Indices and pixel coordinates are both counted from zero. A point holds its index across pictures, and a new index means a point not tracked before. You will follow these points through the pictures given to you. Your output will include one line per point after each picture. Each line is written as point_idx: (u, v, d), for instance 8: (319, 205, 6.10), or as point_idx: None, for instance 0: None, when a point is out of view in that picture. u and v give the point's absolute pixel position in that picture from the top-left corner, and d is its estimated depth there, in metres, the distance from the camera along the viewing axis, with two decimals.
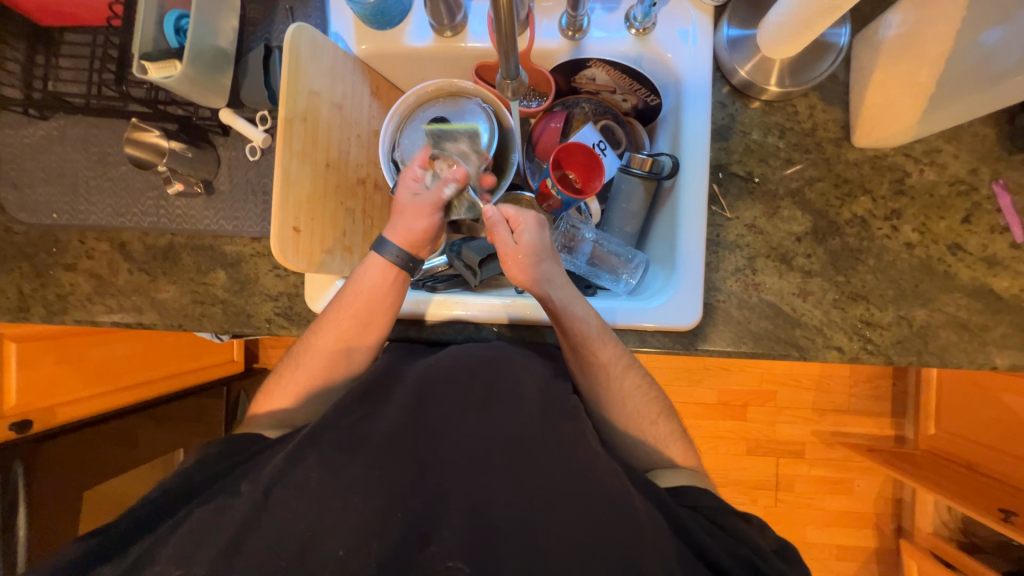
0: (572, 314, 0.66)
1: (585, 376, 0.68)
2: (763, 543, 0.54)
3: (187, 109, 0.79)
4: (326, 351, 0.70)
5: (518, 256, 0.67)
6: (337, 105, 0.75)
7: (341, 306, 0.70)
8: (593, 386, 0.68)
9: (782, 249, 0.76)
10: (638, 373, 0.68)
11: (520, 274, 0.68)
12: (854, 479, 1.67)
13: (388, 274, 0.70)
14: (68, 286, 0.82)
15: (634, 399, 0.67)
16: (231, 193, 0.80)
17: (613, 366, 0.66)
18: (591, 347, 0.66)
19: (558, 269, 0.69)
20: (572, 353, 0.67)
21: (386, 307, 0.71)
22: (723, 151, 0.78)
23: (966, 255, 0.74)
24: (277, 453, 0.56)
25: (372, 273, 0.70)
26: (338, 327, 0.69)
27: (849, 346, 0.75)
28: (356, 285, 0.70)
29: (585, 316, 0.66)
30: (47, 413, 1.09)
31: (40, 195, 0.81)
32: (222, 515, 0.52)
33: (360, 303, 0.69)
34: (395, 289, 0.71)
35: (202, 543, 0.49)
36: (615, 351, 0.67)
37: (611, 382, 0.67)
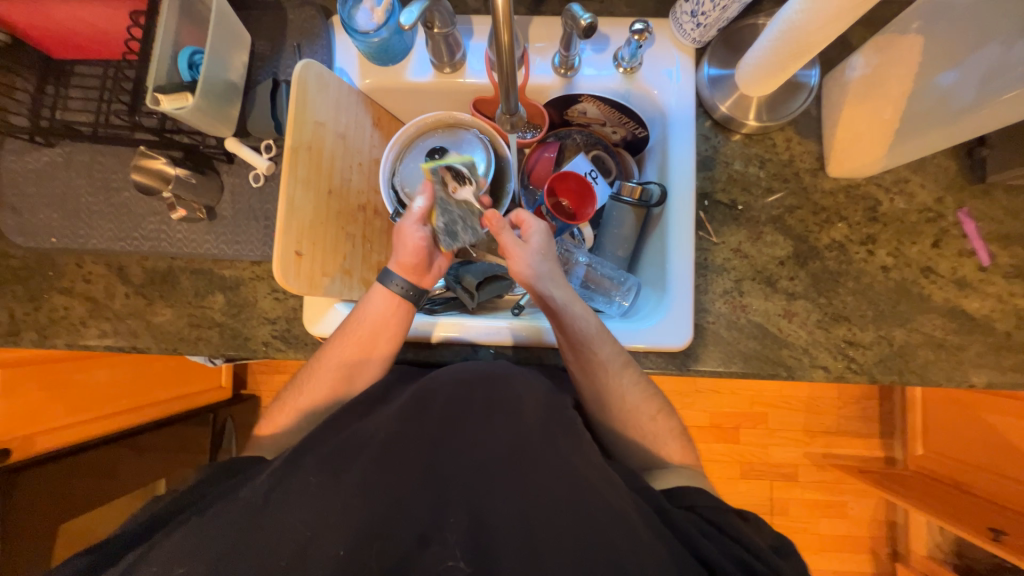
0: (569, 309, 0.69)
1: (583, 374, 0.69)
2: (758, 540, 0.54)
3: (193, 138, 0.81)
4: (332, 377, 0.70)
5: (522, 252, 0.71)
6: (341, 135, 0.78)
7: (346, 333, 0.70)
8: (593, 389, 0.69)
9: (767, 272, 0.80)
10: (634, 371, 0.69)
11: (521, 267, 0.71)
12: (848, 502, 1.67)
13: (394, 304, 0.72)
14: (62, 310, 0.82)
15: (633, 394, 0.68)
16: (233, 218, 0.81)
17: (611, 363, 0.68)
18: (590, 344, 0.68)
19: (558, 272, 0.72)
20: (570, 349, 0.69)
21: (390, 333, 0.71)
22: (708, 179, 0.83)
23: (938, 277, 0.78)
24: (271, 468, 0.55)
25: (377, 304, 0.71)
26: (341, 353, 0.70)
27: (833, 365, 0.78)
28: (362, 312, 0.71)
29: (584, 314, 0.69)
30: (28, 442, 1.07)
31: (40, 219, 0.82)
32: (207, 530, 0.50)
33: (364, 330, 0.70)
34: (399, 318, 0.72)
35: (193, 558, 0.48)
36: (613, 349, 0.69)
37: (609, 379, 0.68)
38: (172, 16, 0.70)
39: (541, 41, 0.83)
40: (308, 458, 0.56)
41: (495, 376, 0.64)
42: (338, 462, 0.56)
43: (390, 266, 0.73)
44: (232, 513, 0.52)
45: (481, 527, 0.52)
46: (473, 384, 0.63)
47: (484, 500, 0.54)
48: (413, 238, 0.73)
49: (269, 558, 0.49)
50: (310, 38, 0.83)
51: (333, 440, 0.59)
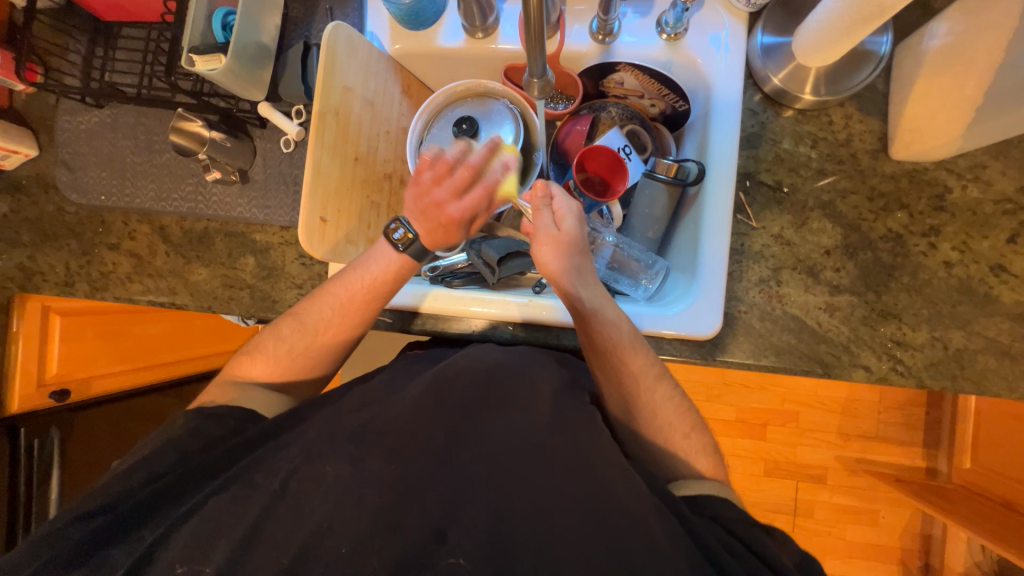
0: (603, 314, 0.66)
1: (613, 385, 0.66)
2: (782, 556, 0.51)
3: (229, 102, 0.82)
4: (320, 321, 0.71)
5: (552, 243, 0.67)
6: (369, 102, 0.78)
7: (345, 282, 0.72)
8: (623, 401, 0.66)
9: (810, 262, 0.74)
10: (668, 386, 0.67)
11: (551, 262, 0.67)
12: (880, 510, 1.59)
13: (396, 266, 0.72)
14: (110, 265, 0.87)
15: (665, 411, 0.65)
16: (264, 182, 0.83)
17: (643, 375, 0.65)
18: (622, 354, 0.65)
19: (590, 270, 0.69)
20: (600, 359, 0.66)
21: (384, 290, 0.72)
22: (752, 159, 0.77)
23: (1010, 276, 0.70)
24: (291, 439, 0.58)
25: (377, 256, 0.72)
26: (338, 308, 0.71)
27: (877, 366, 0.72)
28: (364, 262, 0.72)
29: (616, 320, 0.67)
30: (84, 385, 1.16)
31: (91, 178, 0.86)
32: (236, 506, 0.53)
33: (364, 290, 0.71)
34: (396, 279, 0.72)
35: (230, 524, 0.52)
36: (647, 360, 0.67)
37: (641, 392, 0.65)
38: None
39: (581, 3, 0.78)
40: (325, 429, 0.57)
41: (515, 368, 0.63)
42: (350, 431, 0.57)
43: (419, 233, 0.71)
44: (256, 473, 0.55)
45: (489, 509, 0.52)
46: (492, 375, 0.62)
47: (489, 479, 0.54)
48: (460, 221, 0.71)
49: (295, 542, 0.51)
50: (342, 1, 0.82)
51: (352, 415, 0.60)
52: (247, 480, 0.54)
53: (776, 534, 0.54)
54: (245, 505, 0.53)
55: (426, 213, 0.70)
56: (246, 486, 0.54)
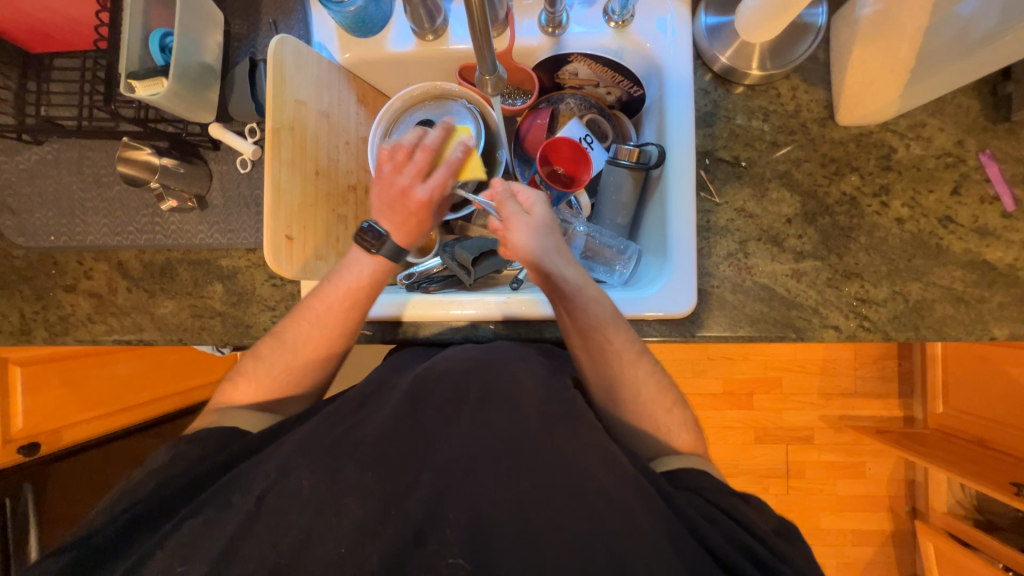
0: (582, 293, 0.66)
1: (597, 362, 0.67)
2: (759, 522, 0.53)
3: (177, 126, 0.80)
4: (303, 338, 0.69)
5: (525, 228, 0.66)
6: (324, 114, 0.76)
7: (322, 294, 0.69)
8: (607, 380, 0.66)
9: (774, 231, 0.77)
10: (649, 360, 0.67)
11: (525, 246, 0.66)
12: (865, 462, 1.66)
13: (373, 266, 0.70)
14: (68, 307, 0.83)
15: (648, 387, 0.66)
16: (224, 205, 0.81)
17: (625, 352, 0.66)
18: (602, 331, 0.66)
19: (565, 252, 0.69)
20: (583, 339, 0.67)
21: (365, 296, 0.70)
22: (709, 137, 0.79)
23: (957, 227, 0.74)
24: (267, 459, 0.55)
25: (353, 261, 0.69)
26: (318, 318, 0.68)
27: (846, 324, 0.75)
28: (339, 271, 0.70)
29: (596, 299, 0.67)
30: (55, 434, 1.11)
31: (37, 219, 0.82)
32: (212, 527, 0.51)
33: (342, 296, 0.69)
34: (374, 282, 0.70)
35: (206, 544, 0.50)
36: (627, 337, 0.67)
37: (623, 368, 0.66)
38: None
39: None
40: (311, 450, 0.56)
41: (494, 364, 0.63)
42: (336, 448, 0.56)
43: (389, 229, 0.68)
44: (232, 492, 0.53)
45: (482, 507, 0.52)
46: (471, 372, 0.62)
47: (479, 477, 0.54)
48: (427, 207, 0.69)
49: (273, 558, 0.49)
50: (285, 13, 0.81)
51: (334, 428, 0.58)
52: (225, 515, 0.52)
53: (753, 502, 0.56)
54: (223, 522, 0.51)
55: (392, 206, 0.67)
56: (225, 512, 0.51)
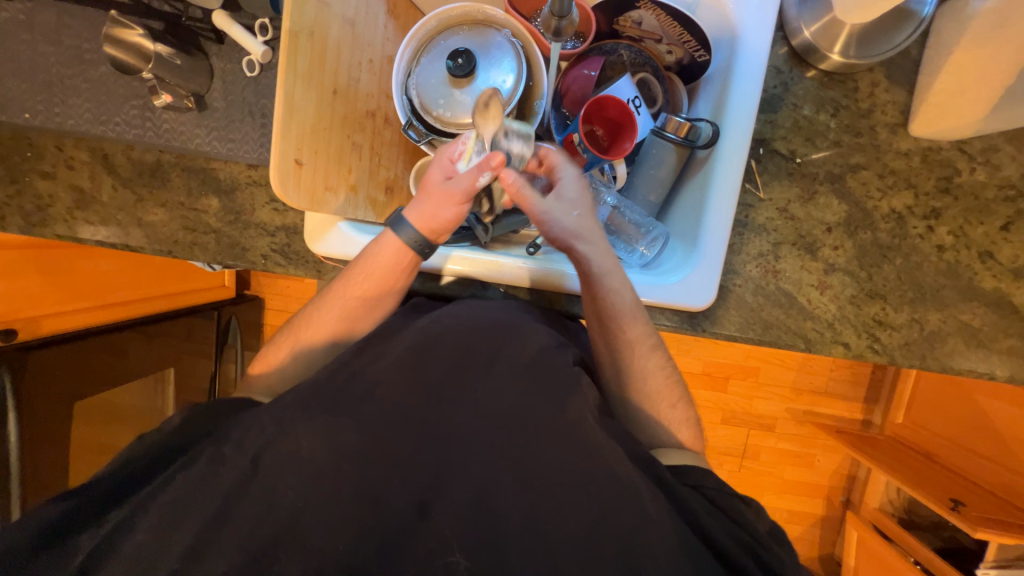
0: (603, 279, 0.63)
1: (607, 349, 0.65)
2: (757, 522, 0.51)
3: (175, 6, 0.70)
4: (330, 324, 0.65)
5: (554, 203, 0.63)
6: (349, 22, 0.66)
7: (350, 283, 0.65)
8: (615, 365, 0.65)
9: (810, 238, 0.73)
10: (663, 356, 0.65)
11: (550, 225, 0.63)
12: (816, 455, 1.76)
13: (404, 254, 0.64)
14: (46, 198, 0.76)
15: (655, 377, 0.64)
16: (226, 111, 0.72)
17: (639, 343, 0.64)
18: (618, 320, 0.63)
19: (592, 232, 0.64)
20: (598, 323, 0.65)
21: (397, 285, 0.66)
22: (769, 124, 0.72)
23: (995, 264, 0.72)
24: (267, 408, 0.54)
25: (385, 254, 0.64)
26: (345, 305, 0.65)
27: (856, 343, 0.74)
28: (367, 263, 0.65)
29: (618, 287, 0.63)
30: (32, 323, 1.04)
31: (10, 91, 0.72)
32: (207, 472, 0.50)
33: (370, 283, 0.64)
34: (407, 270, 0.66)
35: (201, 496, 0.49)
36: (643, 329, 0.64)
37: (635, 359, 0.64)
38: None
39: None
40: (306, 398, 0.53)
41: (506, 332, 0.60)
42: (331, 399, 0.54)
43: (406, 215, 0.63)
44: (224, 445, 0.51)
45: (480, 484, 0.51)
46: (482, 334, 0.59)
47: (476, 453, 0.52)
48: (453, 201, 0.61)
49: (266, 507, 0.49)
50: None
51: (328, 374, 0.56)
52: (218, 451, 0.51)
53: (751, 502, 0.54)
54: (213, 482, 0.50)
55: (428, 195, 0.62)
56: (219, 464, 0.50)
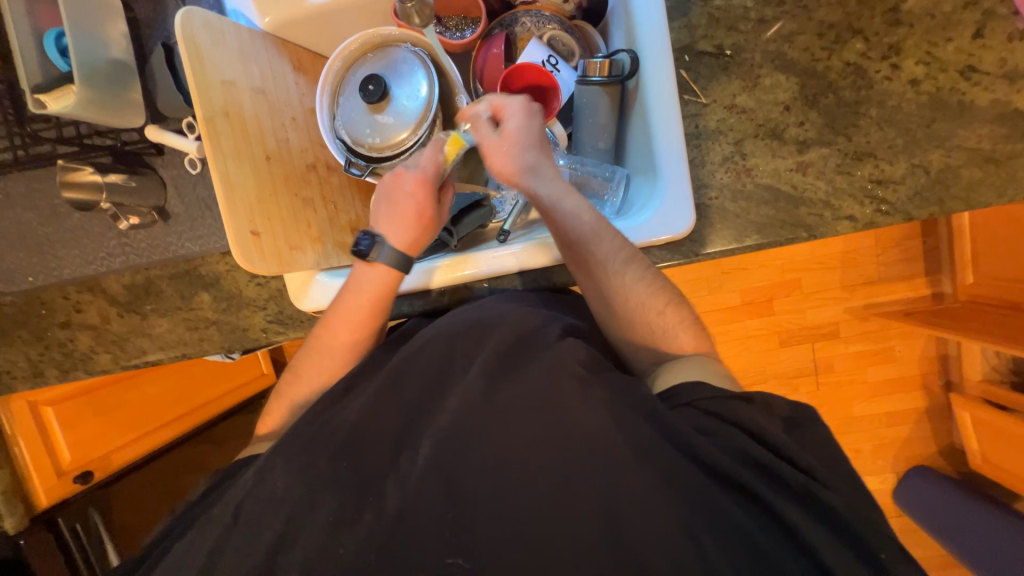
0: (555, 205, 0.64)
1: (585, 279, 0.64)
2: (768, 422, 0.49)
3: (113, 137, 0.75)
4: (328, 364, 0.66)
5: (497, 145, 0.67)
6: (259, 91, 0.69)
7: (340, 318, 0.65)
8: (596, 290, 0.63)
9: (771, 124, 0.69)
10: (640, 269, 0.62)
11: (500, 161, 0.66)
12: (895, 345, 1.61)
13: (384, 282, 0.66)
14: (69, 343, 0.83)
15: (638, 292, 0.61)
16: (186, 212, 0.77)
17: (611, 260, 0.62)
18: (582, 241, 0.62)
19: (544, 161, 0.66)
20: (568, 252, 0.64)
21: (384, 310, 0.66)
22: (685, 29, 0.70)
23: (981, 76, 0.65)
24: (264, 460, 0.54)
25: (371, 279, 0.65)
26: (342, 344, 0.65)
27: (861, 213, 0.69)
28: (354, 291, 0.66)
29: (576, 210, 0.63)
30: (104, 460, 1.16)
31: (7, 263, 0.79)
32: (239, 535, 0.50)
33: (355, 321, 0.65)
34: (394, 291, 0.67)
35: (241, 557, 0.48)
36: (612, 245, 0.62)
37: (610, 278, 0.62)
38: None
39: None
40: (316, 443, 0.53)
41: (484, 325, 0.59)
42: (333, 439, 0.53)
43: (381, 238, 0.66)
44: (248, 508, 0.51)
45: (495, 478, 0.47)
46: (459, 337, 0.58)
47: (478, 445, 0.49)
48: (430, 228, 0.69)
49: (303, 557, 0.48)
50: None
51: (324, 416, 0.56)
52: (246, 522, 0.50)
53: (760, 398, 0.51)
54: (253, 536, 0.49)
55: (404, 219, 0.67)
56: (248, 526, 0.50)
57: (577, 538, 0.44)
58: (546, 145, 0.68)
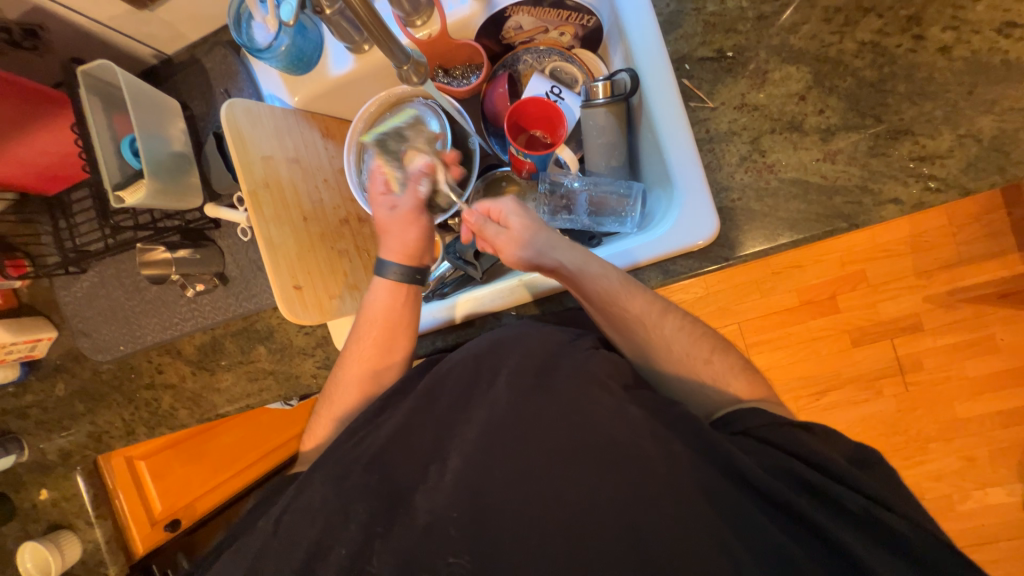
0: (584, 272, 0.64)
1: (622, 332, 0.66)
2: (829, 451, 0.51)
3: (179, 219, 0.85)
4: (355, 381, 0.70)
5: (512, 237, 0.66)
6: (294, 160, 0.77)
7: (360, 336, 0.71)
8: (639, 346, 0.66)
9: (788, 116, 0.66)
10: (676, 315, 0.65)
11: (517, 250, 0.66)
12: (996, 334, 1.40)
13: (404, 297, 0.72)
14: (153, 402, 0.93)
15: (680, 342, 0.64)
16: (242, 275, 0.86)
17: (647, 314, 0.64)
18: (618, 302, 0.64)
19: (555, 237, 0.67)
20: (599, 312, 0.66)
21: (401, 323, 0.71)
22: (682, 39, 0.70)
23: (1023, 30, 0.61)
24: (299, 476, 0.59)
25: (382, 297, 0.72)
26: (364, 360, 0.70)
27: (908, 193, 0.63)
28: (369, 309, 0.72)
29: (602, 272, 0.65)
30: (189, 508, 1.30)
31: (103, 335, 0.91)
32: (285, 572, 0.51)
33: (381, 341, 0.70)
34: (409, 303, 0.72)
35: None
36: (646, 300, 0.65)
37: (651, 330, 0.64)
38: (99, 113, 0.73)
39: None
40: (352, 479, 0.54)
41: (506, 344, 0.60)
42: (379, 477, 0.55)
43: (383, 257, 0.72)
44: (291, 545, 0.52)
45: (528, 492, 0.50)
46: (484, 357, 0.60)
47: (508, 460, 0.52)
48: (415, 227, 0.72)
49: None
50: (232, 78, 0.84)
51: (361, 446, 0.57)
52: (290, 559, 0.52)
53: (817, 429, 0.53)
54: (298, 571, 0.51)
55: (387, 230, 0.72)
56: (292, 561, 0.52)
57: (608, 539, 0.47)
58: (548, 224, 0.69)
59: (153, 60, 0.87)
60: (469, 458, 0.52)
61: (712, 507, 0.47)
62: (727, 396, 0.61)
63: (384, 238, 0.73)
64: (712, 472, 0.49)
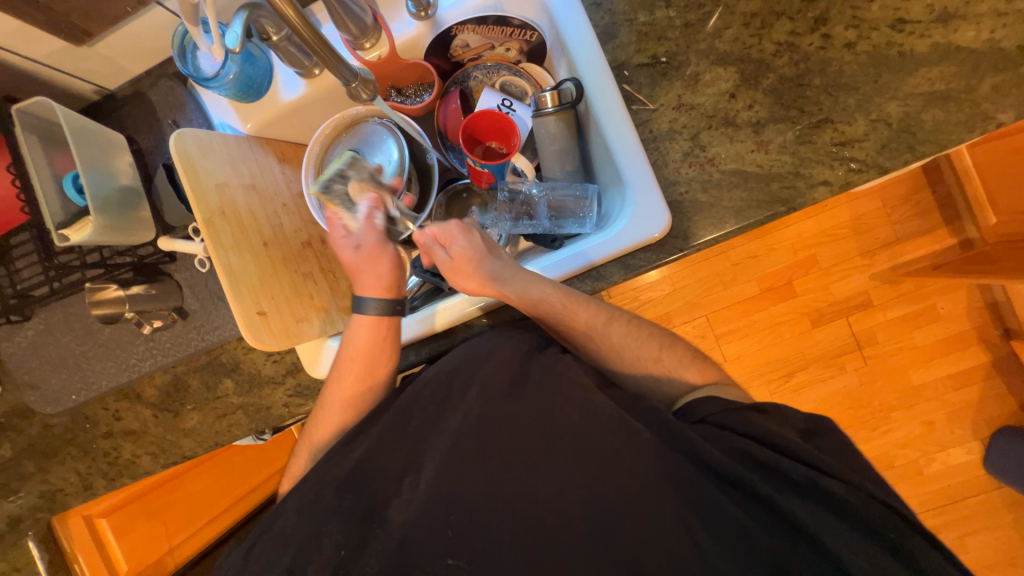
0: (527, 298, 0.67)
1: (576, 342, 0.69)
2: (786, 425, 0.54)
3: (132, 255, 0.83)
4: (335, 413, 0.69)
5: (456, 271, 0.70)
6: (249, 186, 0.76)
7: (342, 373, 0.70)
8: (597, 344, 0.68)
9: (721, 112, 0.71)
10: (623, 321, 0.69)
11: (464, 283, 0.69)
12: (936, 304, 1.51)
13: (379, 328, 0.71)
14: (113, 451, 0.87)
15: (629, 347, 0.67)
16: (202, 307, 0.83)
17: (595, 325, 0.68)
18: (569, 308, 0.67)
19: (498, 264, 0.69)
20: (550, 327, 0.69)
21: (384, 356, 0.71)
22: (618, 49, 0.75)
23: (913, 25, 0.68)
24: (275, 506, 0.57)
25: (363, 334, 0.71)
26: (346, 395, 0.69)
27: (835, 175, 0.68)
28: (349, 344, 0.71)
29: (544, 295, 0.67)
30: (160, 564, 1.20)
31: (53, 385, 0.85)
32: None
33: (356, 371, 0.69)
34: (390, 334, 0.72)
35: None
36: (594, 305, 0.68)
37: (602, 338, 0.68)
38: (38, 151, 0.70)
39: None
40: (331, 501, 0.54)
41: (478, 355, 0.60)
42: (358, 496, 0.54)
43: (360, 294, 0.72)
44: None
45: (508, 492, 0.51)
46: (457, 371, 0.59)
47: (486, 463, 0.52)
48: (384, 263, 0.73)
49: None
50: (180, 110, 0.83)
51: (337, 466, 0.56)
52: None
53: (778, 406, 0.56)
54: None
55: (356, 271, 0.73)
56: None
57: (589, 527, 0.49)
58: (493, 249, 0.72)
59: (94, 96, 0.85)
60: (448, 466, 0.53)
61: (685, 484, 0.49)
62: (694, 379, 0.64)
63: (355, 278, 0.73)
64: (683, 451, 0.51)
